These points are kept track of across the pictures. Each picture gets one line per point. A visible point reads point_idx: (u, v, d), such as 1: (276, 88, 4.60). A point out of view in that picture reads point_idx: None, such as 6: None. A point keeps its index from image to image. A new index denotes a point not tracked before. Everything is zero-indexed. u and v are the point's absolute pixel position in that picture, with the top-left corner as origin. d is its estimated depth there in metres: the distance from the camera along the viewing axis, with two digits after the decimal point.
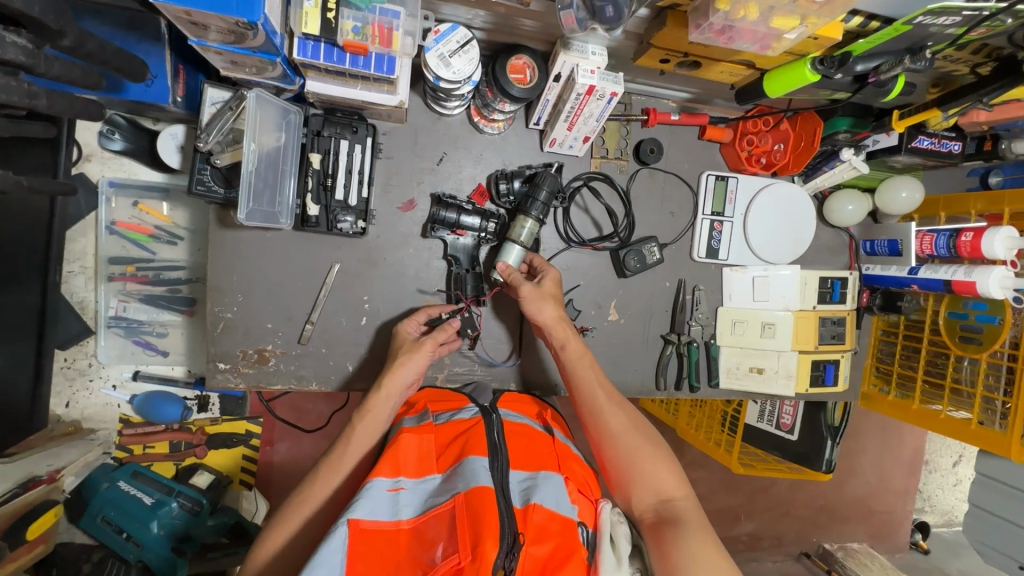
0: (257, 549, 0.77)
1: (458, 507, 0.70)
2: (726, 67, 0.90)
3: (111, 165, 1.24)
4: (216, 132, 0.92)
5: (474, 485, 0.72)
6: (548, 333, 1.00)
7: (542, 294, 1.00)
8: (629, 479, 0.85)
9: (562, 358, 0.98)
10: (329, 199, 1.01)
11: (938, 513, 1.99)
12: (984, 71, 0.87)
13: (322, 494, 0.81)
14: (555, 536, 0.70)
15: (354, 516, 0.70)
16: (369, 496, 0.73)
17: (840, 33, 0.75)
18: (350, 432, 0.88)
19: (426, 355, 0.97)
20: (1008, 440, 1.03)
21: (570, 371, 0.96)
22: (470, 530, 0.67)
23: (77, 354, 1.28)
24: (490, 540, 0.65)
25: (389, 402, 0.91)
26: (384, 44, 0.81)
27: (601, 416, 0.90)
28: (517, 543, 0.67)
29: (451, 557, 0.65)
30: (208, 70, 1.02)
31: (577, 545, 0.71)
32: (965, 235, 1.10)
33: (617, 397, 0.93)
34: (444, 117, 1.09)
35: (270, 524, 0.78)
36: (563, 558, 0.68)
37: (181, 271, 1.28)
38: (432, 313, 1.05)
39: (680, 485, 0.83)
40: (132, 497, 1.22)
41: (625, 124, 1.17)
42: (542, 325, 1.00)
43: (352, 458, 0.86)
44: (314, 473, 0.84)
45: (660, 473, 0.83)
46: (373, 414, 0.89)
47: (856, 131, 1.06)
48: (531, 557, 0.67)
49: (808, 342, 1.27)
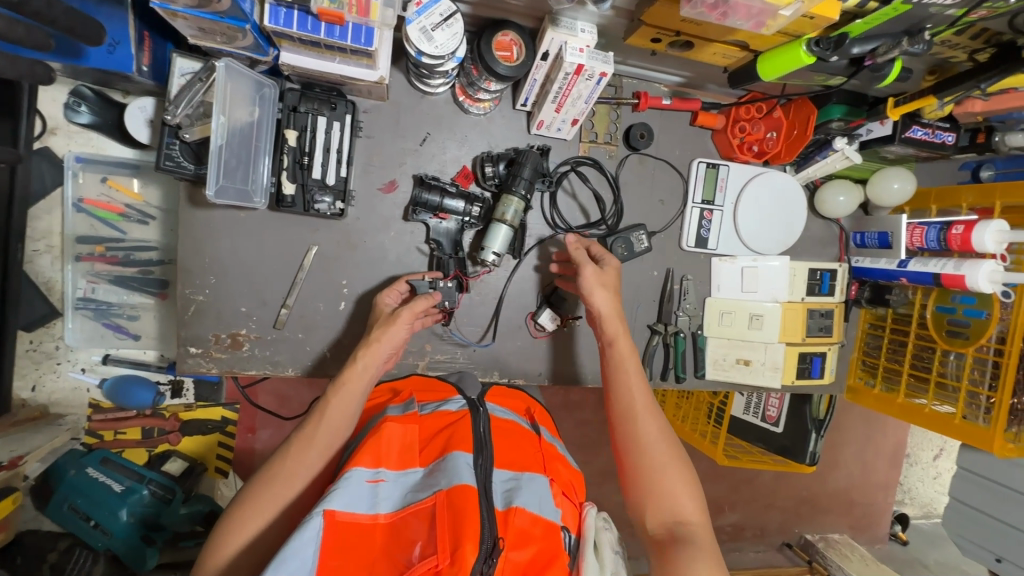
0: (229, 531, 0.73)
1: (438, 505, 0.68)
2: (718, 48, 0.87)
3: (78, 139, 1.20)
4: (184, 105, 0.87)
5: (458, 483, 0.69)
6: (602, 325, 0.96)
7: (601, 282, 0.98)
8: (649, 492, 0.81)
9: (609, 353, 0.94)
10: (305, 178, 0.97)
11: (918, 506, 2.00)
12: (982, 58, 0.85)
13: (294, 472, 0.78)
14: (538, 540, 0.68)
15: (329, 506, 0.67)
16: (347, 487, 0.70)
17: (836, 13, 0.71)
18: (324, 406, 0.83)
19: (404, 326, 0.92)
20: (990, 434, 1.03)
21: (611, 370, 0.92)
22: (450, 529, 0.65)
23: (43, 337, 1.24)
24: (470, 543, 0.62)
25: (365, 375, 0.86)
26: (360, 14, 0.76)
27: (634, 423, 0.86)
28: (497, 548, 0.64)
29: (429, 560, 0.63)
30: (179, 40, 0.98)
31: (560, 550, 0.68)
32: (956, 227, 1.08)
33: (655, 406, 0.88)
34: (427, 96, 1.05)
35: (242, 502, 0.75)
36: (546, 563, 0.66)
37: (152, 252, 1.23)
38: (413, 279, 1.02)
39: (699, 511, 0.80)
40: (100, 484, 1.18)
41: (615, 108, 1.14)
42: (597, 314, 0.96)
43: (327, 433, 0.81)
44: (286, 449, 0.80)
45: (681, 493, 0.80)
46: (348, 387, 0.85)
47: (850, 119, 1.04)
48: (511, 562, 0.65)
49: (796, 334, 1.25)
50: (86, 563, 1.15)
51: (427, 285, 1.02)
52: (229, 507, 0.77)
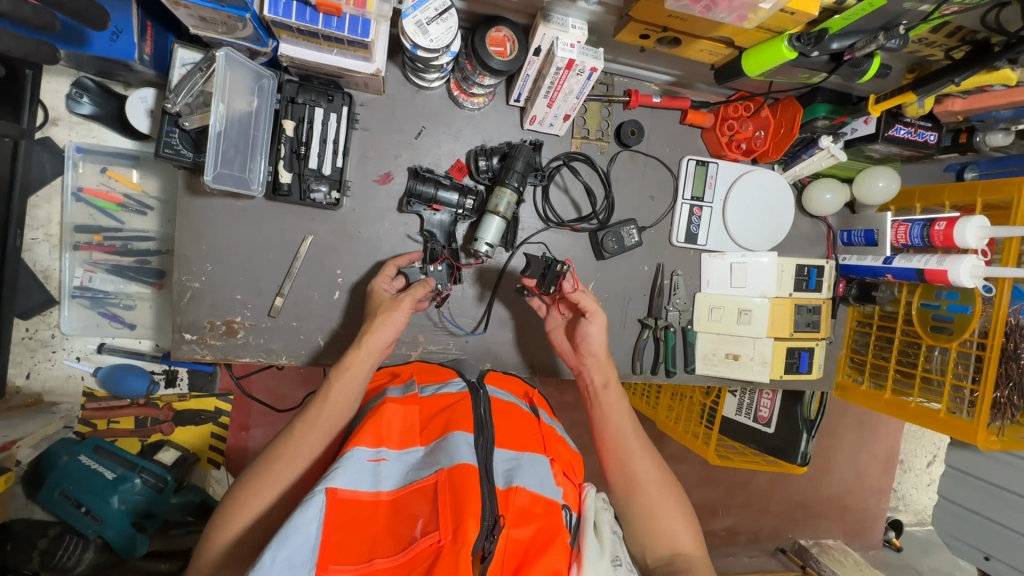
0: (235, 509, 0.74)
1: (441, 483, 0.68)
2: (706, 44, 0.90)
3: (79, 130, 1.22)
4: (184, 93, 0.89)
5: (460, 462, 0.70)
6: (598, 368, 0.98)
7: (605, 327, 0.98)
8: (646, 530, 0.85)
9: (598, 396, 0.97)
10: (302, 167, 0.99)
11: (912, 512, 2.01)
12: (958, 55, 0.88)
13: (297, 453, 0.79)
14: (539, 518, 0.69)
15: (332, 484, 0.67)
16: (349, 466, 0.71)
17: (814, 8, 0.74)
18: (326, 389, 0.84)
19: (405, 313, 0.92)
20: (974, 427, 1.05)
21: (600, 413, 0.96)
22: (452, 507, 0.65)
23: (39, 325, 1.26)
24: (471, 519, 0.63)
25: (368, 361, 0.87)
26: (357, 6, 0.79)
27: (631, 462, 0.89)
28: (499, 525, 0.65)
29: (432, 535, 0.63)
30: (180, 32, 1.01)
31: (561, 528, 0.70)
32: (939, 224, 1.10)
33: (649, 446, 0.92)
34: (423, 91, 1.08)
35: (246, 481, 0.76)
36: (547, 540, 0.67)
37: (150, 242, 1.25)
38: (402, 265, 1.03)
39: (697, 543, 0.84)
40: (92, 471, 1.19)
41: (607, 105, 1.17)
42: (597, 357, 0.98)
43: (329, 416, 0.82)
44: (289, 431, 0.80)
45: (677, 527, 0.84)
46: (351, 371, 0.86)
47: (834, 117, 1.08)
48: (513, 539, 0.66)
49: (784, 329, 1.27)
50: (76, 550, 1.12)
51: (418, 270, 1.05)
52: (234, 485, 0.77)
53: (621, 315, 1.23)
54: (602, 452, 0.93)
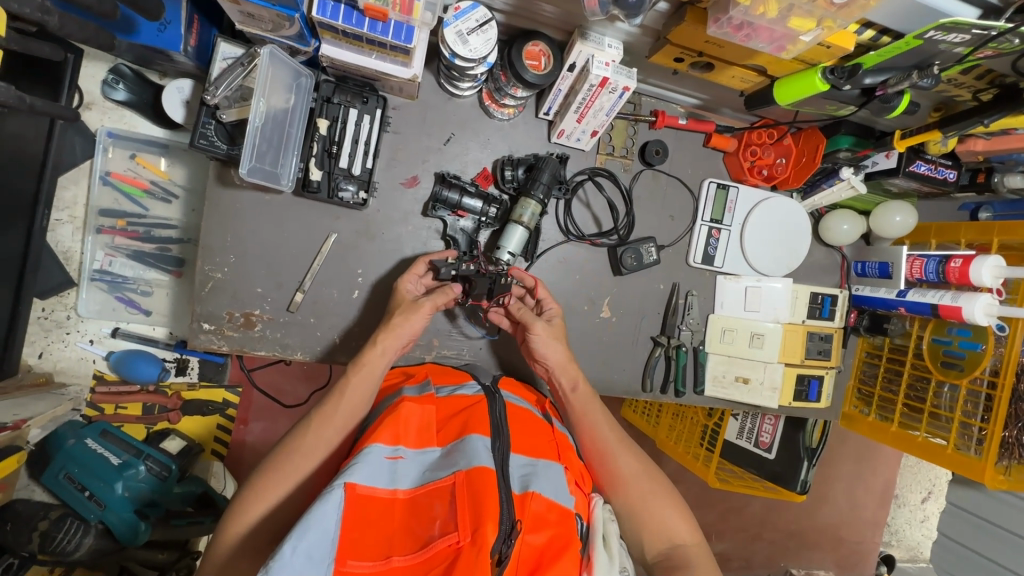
0: (252, 499, 0.74)
1: (458, 484, 0.67)
2: (738, 71, 0.92)
3: (111, 116, 1.25)
4: (224, 86, 0.91)
5: (478, 464, 0.69)
6: (557, 377, 0.98)
7: (554, 333, 0.99)
8: (643, 527, 0.85)
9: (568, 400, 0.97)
10: (333, 166, 1.00)
11: (904, 548, 1.98)
12: (986, 97, 0.90)
13: (314, 446, 0.79)
14: (553, 526, 0.68)
15: (351, 480, 0.67)
16: (368, 461, 0.70)
17: (852, 42, 0.77)
18: (343, 385, 0.84)
19: (423, 316, 0.91)
20: (982, 465, 1.05)
21: (570, 408, 0.96)
22: (470, 508, 0.64)
23: (55, 305, 1.27)
24: (490, 523, 0.62)
25: (386, 358, 0.88)
26: (403, 12, 0.81)
27: (613, 459, 0.89)
28: (516, 530, 0.65)
29: (450, 536, 0.62)
30: (223, 25, 1.04)
31: (574, 536, 0.69)
32: (955, 261, 1.11)
33: (628, 441, 0.91)
34: (455, 99, 1.10)
35: (263, 472, 0.76)
36: (561, 547, 0.66)
37: (172, 231, 1.27)
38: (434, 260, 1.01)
39: (692, 532, 0.85)
40: (98, 455, 1.19)
41: (633, 124, 1.19)
42: (552, 366, 0.99)
43: (346, 412, 0.83)
44: (307, 424, 0.81)
45: (670, 519, 0.84)
46: (368, 368, 0.86)
47: (857, 149, 1.07)
48: (527, 544, 0.66)
49: (795, 356, 1.27)
50: (77, 534, 1.12)
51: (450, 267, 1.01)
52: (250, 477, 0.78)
53: (633, 330, 1.24)
54: (584, 452, 0.92)
